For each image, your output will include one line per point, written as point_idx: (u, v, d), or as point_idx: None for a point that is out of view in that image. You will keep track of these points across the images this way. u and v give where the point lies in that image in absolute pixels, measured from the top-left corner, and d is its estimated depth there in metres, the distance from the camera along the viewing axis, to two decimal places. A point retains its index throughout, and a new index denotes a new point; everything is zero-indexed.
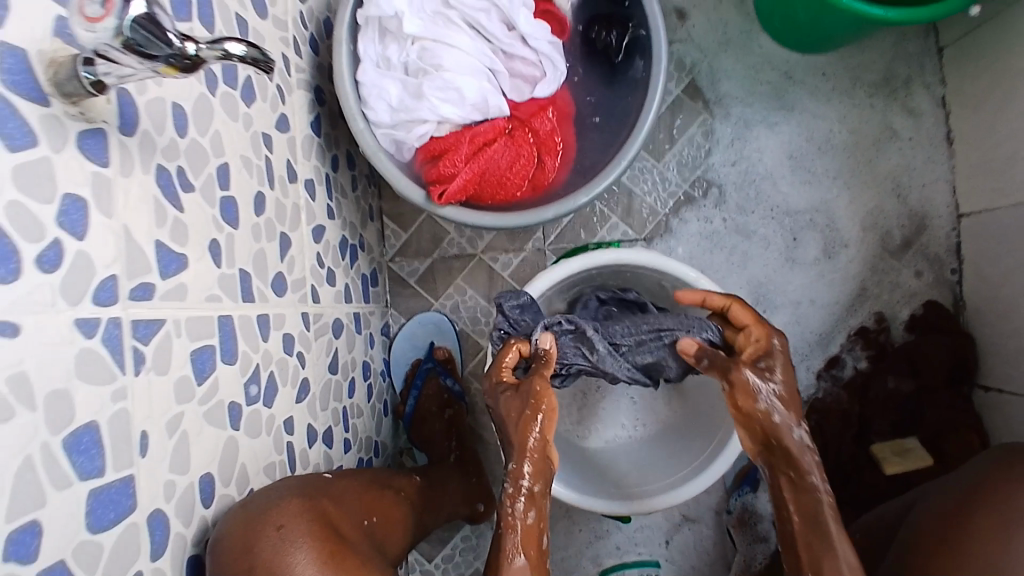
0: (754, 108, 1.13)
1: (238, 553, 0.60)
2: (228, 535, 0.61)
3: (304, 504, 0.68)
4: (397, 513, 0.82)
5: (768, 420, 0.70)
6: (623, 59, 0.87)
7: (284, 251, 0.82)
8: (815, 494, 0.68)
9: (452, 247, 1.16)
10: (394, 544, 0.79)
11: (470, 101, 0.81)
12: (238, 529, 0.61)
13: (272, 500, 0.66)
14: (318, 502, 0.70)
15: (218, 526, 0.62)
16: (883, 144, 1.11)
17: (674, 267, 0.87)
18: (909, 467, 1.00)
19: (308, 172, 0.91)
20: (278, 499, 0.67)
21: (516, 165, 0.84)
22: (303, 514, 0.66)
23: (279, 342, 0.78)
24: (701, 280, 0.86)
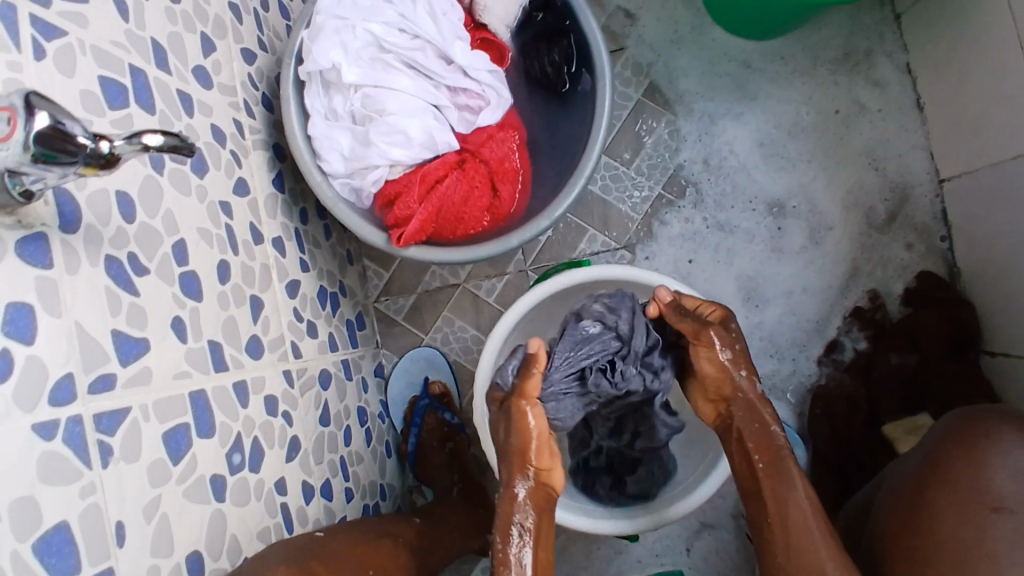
0: (716, 102, 1.12)
1: None
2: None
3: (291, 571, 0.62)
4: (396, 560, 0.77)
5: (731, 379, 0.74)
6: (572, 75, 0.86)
7: (257, 314, 0.82)
8: (794, 487, 0.70)
9: (435, 279, 1.17)
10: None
11: (417, 140, 0.81)
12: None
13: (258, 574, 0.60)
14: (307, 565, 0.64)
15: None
16: (853, 119, 1.09)
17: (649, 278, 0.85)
18: None
19: (274, 230, 0.92)
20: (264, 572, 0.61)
21: (471, 197, 0.83)
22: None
23: (260, 407, 0.79)
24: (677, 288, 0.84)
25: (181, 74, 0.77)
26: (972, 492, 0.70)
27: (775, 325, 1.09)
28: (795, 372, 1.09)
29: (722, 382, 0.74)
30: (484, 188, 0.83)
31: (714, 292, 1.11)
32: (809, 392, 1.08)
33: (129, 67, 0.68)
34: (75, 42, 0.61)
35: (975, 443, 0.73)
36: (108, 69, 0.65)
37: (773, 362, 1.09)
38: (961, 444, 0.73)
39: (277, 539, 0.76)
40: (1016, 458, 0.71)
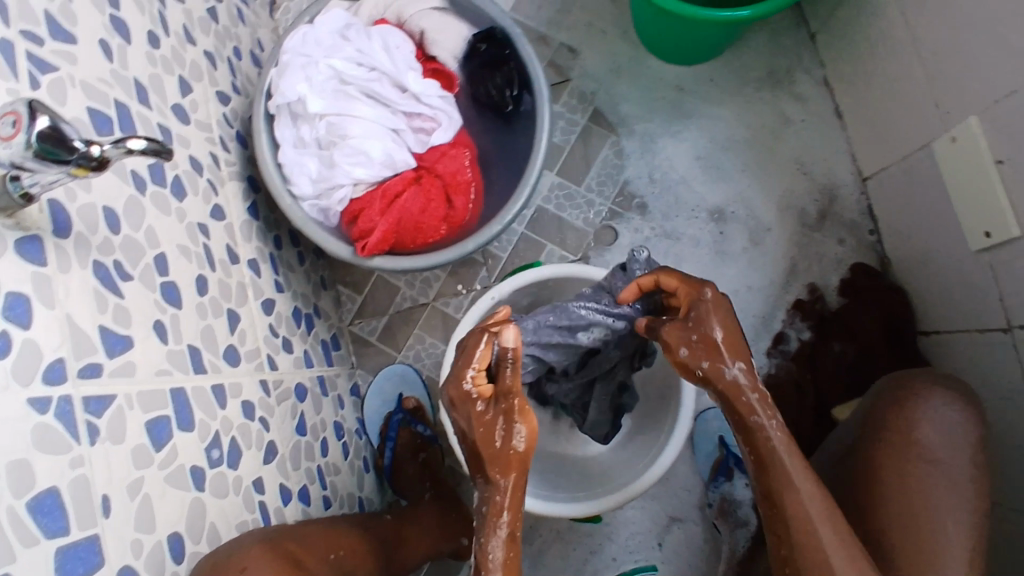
0: (655, 122, 1.22)
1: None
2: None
3: (266, 547, 0.68)
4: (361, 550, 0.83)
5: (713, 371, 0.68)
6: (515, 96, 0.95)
7: (233, 325, 0.89)
8: (762, 428, 0.69)
9: (406, 300, 1.23)
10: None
11: (377, 159, 0.90)
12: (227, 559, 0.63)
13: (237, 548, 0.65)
14: (279, 542, 0.70)
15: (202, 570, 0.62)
16: (780, 130, 1.20)
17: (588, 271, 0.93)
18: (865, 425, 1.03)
19: (249, 253, 0.99)
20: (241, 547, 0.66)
21: (429, 208, 0.91)
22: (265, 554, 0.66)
23: (238, 409, 0.84)
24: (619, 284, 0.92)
25: (161, 110, 0.86)
26: (906, 450, 0.76)
27: None
28: None
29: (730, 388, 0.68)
30: (441, 199, 0.91)
31: None
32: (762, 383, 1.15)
33: (114, 100, 0.77)
34: (65, 76, 0.69)
35: (905, 404, 0.78)
36: (96, 101, 0.73)
37: None
38: (888, 408, 0.80)
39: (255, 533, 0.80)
40: (940, 413, 0.77)
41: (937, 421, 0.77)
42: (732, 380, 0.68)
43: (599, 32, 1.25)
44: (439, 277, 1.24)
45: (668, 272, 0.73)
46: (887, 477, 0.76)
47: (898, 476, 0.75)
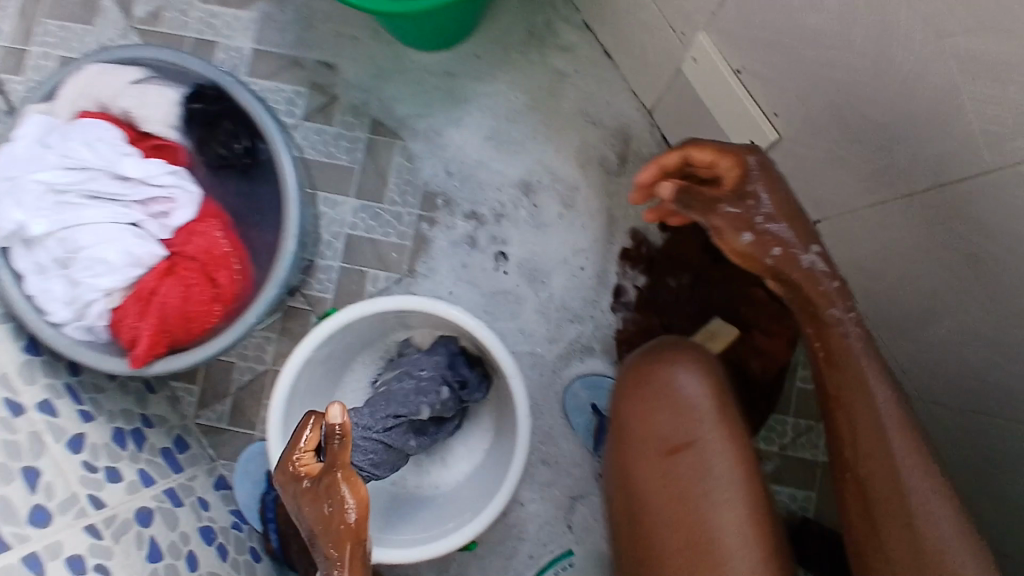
0: (434, 115, 1.18)
1: None
2: None
3: None
4: None
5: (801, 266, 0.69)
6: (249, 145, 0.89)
7: (35, 483, 0.82)
8: (839, 324, 0.69)
9: (246, 372, 1.17)
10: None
11: (119, 262, 0.83)
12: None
13: None
14: None
15: None
16: (557, 86, 1.17)
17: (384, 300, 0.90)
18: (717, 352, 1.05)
19: (38, 395, 0.91)
20: None
21: (192, 293, 0.84)
22: None
23: (63, 568, 0.78)
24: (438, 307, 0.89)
25: None
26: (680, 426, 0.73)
27: (563, 292, 1.15)
28: (598, 327, 1.15)
29: (811, 282, 0.69)
30: (203, 279, 0.85)
31: (500, 284, 1.16)
32: (615, 339, 1.14)
33: None
34: None
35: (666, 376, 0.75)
36: None
37: (575, 325, 1.15)
38: (661, 405, 0.75)
39: None
40: (689, 379, 0.74)
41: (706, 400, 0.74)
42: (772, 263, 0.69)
43: (351, 40, 1.19)
44: (272, 339, 1.17)
45: (696, 146, 0.70)
46: (657, 507, 0.73)
47: (685, 484, 0.72)
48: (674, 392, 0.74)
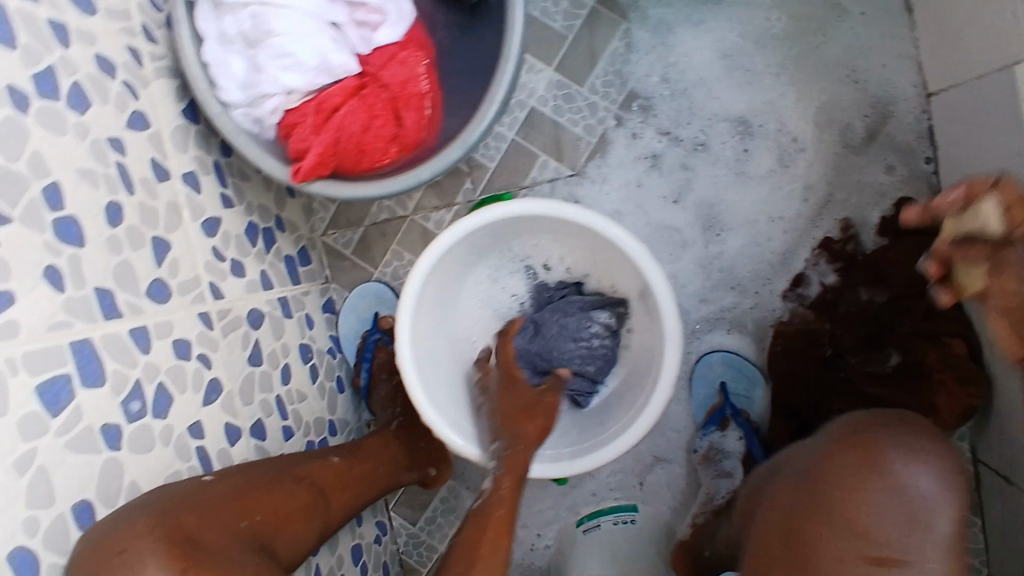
0: (676, 8, 1.00)
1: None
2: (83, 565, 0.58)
3: (154, 521, 0.62)
4: (302, 509, 0.77)
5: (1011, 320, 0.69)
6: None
7: (161, 256, 0.79)
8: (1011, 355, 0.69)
9: (383, 211, 1.12)
10: (290, 547, 0.74)
11: (310, 64, 0.74)
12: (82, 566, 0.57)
13: (120, 525, 0.60)
14: (174, 513, 0.63)
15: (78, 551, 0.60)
16: (830, 25, 0.97)
17: (549, 207, 0.83)
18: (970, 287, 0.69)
19: (185, 165, 0.86)
20: (125, 523, 0.61)
21: (373, 126, 0.76)
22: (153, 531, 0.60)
23: (168, 351, 0.78)
24: (605, 225, 0.82)
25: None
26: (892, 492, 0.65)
27: (737, 257, 1.02)
28: (759, 306, 1.03)
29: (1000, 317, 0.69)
30: (387, 115, 0.77)
31: (672, 223, 1.03)
32: (772, 328, 1.03)
33: None
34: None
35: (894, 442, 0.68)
36: None
37: (735, 295, 1.03)
38: (880, 496, 0.65)
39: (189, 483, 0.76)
40: (926, 472, 0.65)
41: (945, 504, 0.64)
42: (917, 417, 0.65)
43: None
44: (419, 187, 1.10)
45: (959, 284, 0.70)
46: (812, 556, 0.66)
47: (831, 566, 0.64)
48: (902, 481, 0.65)
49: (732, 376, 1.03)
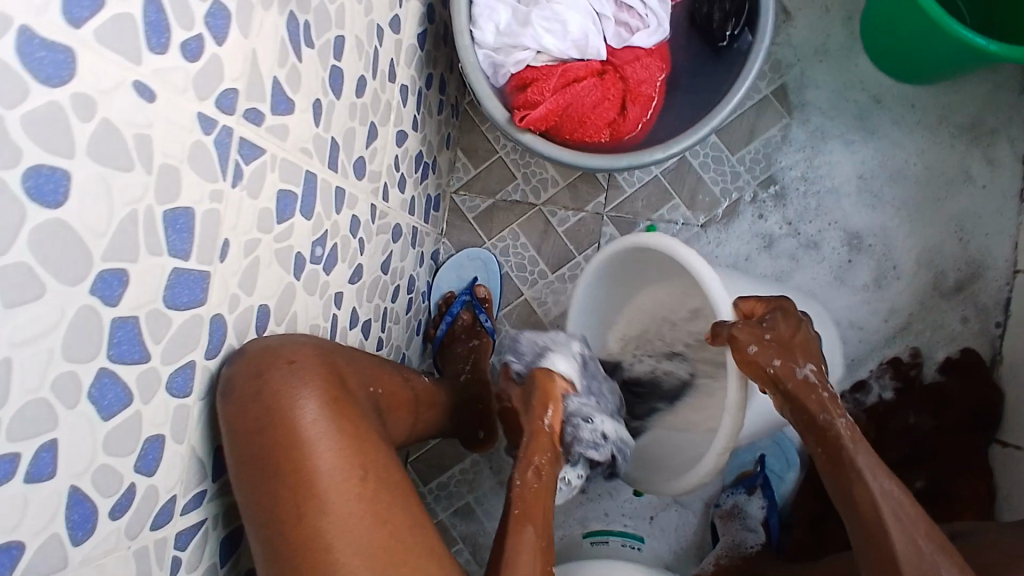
0: (835, 122, 1.16)
1: (253, 377, 0.60)
2: (245, 358, 0.61)
3: (315, 351, 0.67)
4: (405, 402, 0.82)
5: (801, 378, 0.81)
6: (726, 44, 0.88)
7: (370, 140, 0.86)
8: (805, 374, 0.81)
9: (516, 192, 1.21)
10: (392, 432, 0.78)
11: (572, 36, 0.85)
12: (251, 356, 0.60)
13: (287, 338, 0.65)
14: (331, 355, 0.69)
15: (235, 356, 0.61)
16: (954, 186, 1.13)
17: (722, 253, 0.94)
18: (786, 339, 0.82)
19: (405, 78, 0.95)
20: (294, 339, 0.66)
21: (600, 106, 0.87)
22: (316, 359, 0.66)
23: (347, 221, 0.83)
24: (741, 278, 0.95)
25: None
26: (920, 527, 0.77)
27: None
28: None
29: (806, 387, 0.81)
30: (615, 102, 0.87)
31: None
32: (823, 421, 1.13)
33: None
34: None
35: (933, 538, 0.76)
36: None
37: None
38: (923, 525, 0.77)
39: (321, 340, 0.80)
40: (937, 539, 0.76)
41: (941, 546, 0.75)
42: (800, 378, 0.81)
43: (822, 5, 1.18)
44: (556, 184, 1.20)
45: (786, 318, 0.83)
46: (858, 528, 0.79)
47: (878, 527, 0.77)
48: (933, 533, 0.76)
49: (773, 452, 1.13)
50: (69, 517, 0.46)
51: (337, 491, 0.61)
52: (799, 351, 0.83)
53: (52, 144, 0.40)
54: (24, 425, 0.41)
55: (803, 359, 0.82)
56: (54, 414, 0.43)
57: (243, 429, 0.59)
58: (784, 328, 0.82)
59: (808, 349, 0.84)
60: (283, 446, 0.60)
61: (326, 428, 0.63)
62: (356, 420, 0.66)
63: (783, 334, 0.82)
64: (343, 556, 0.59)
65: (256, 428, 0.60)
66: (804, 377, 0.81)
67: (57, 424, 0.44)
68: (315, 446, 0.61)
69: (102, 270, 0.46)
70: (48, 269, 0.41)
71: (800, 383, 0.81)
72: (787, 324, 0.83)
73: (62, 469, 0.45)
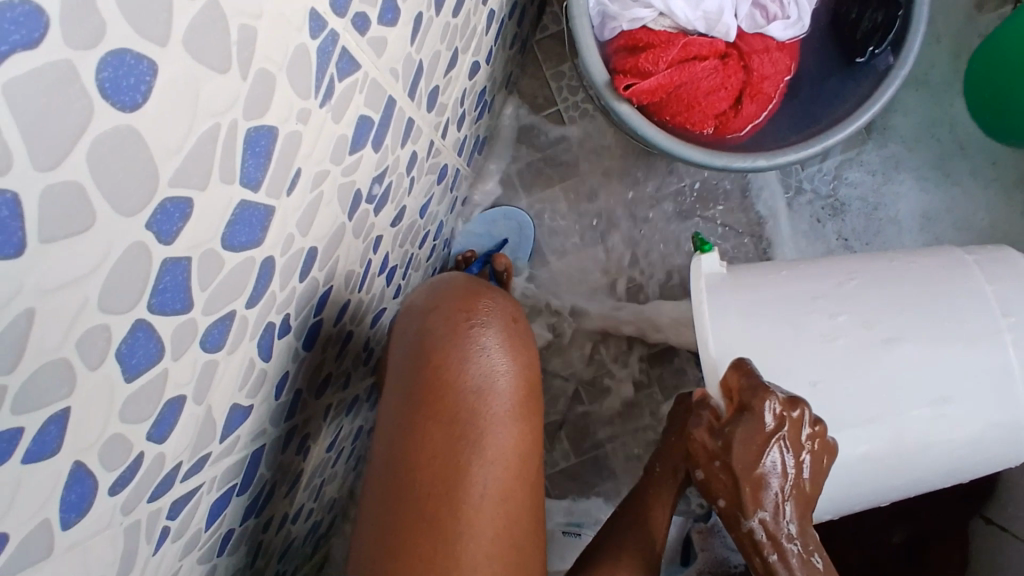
0: (916, 156, 1.22)
1: (460, 321, 0.63)
2: (457, 305, 0.65)
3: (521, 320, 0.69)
4: None
5: (748, 528, 0.74)
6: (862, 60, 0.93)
7: (450, 68, 0.74)
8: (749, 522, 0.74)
9: (566, 153, 1.20)
10: None
11: (703, 8, 0.87)
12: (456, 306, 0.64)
13: (498, 298, 0.68)
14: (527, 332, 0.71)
15: (449, 301, 0.65)
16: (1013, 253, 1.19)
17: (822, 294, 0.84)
18: (736, 478, 0.74)
19: (496, 2, 0.82)
20: (503, 300, 0.69)
21: (714, 93, 0.89)
22: (522, 328, 0.68)
23: (406, 158, 0.72)
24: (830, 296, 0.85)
25: None
26: None
27: None
28: None
29: (748, 537, 0.75)
30: (728, 92, 0.90)
31: None
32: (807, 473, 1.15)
33: None
34: None
35: None
36: None
37: None
38: None
39: (350, 285, 0.70)
40: None
41: None
42: (744, 528, 0.75)
43: (934, 35, 1.23)
44: (611, 155, 1.20)
45: (744, 449, 0.73)
46: None
47: None
48: None
49: None
50: (64, 498, 0.36)
51: (495, 463, 0.60)
52: (755, 498, 0.74)
53: (145, 22, 0.29)
54: (35, 393, 0.31)
55: (757, 507, 0.74)
56: (73, 377, 0.33)
57: (442, 380, 0.61)
58: (737, 462, 0.74)
59: (770, 490, 0.73)
60: (467, 410, 0.60)
61: (513, 396, 0.63)
62: (535, 418, 0.65)
63: (734, 472, 0.74)
64: (474, 536, 0.59)
65: (450, 385, 0.61)
66: (751, 529, 0.74)
67: (74, 390, 0.33)
68: (493, 422, 0.61)
69: (166, 198, 0.34)
70: (102, 189, 0.30)
71: (744, 530, 0.75)
72: (746, 461, 0.73)
73: (68, 442, 0.34)
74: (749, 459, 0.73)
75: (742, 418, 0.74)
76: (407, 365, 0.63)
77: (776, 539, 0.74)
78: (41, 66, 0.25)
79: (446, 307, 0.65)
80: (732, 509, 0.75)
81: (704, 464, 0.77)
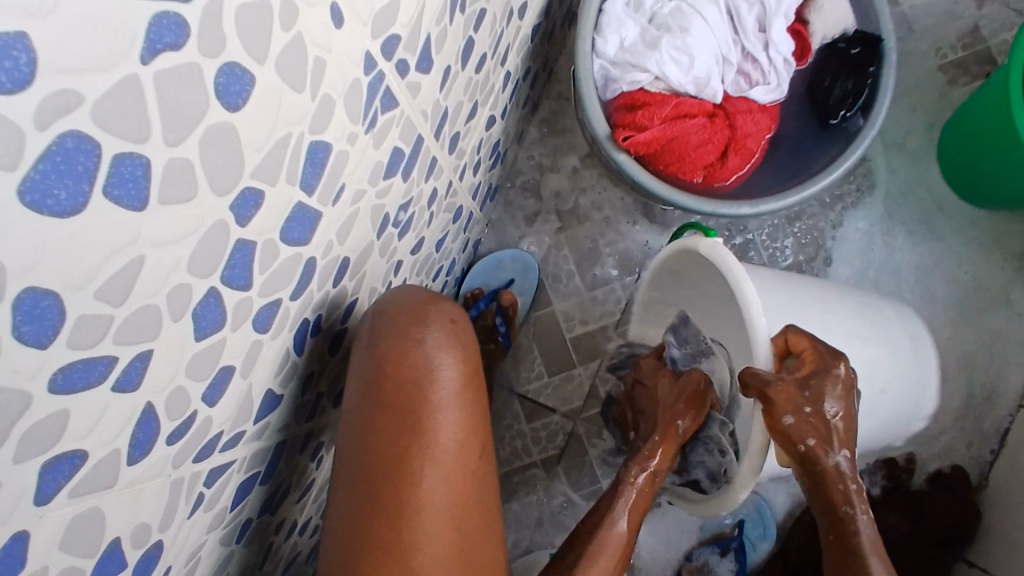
0: (899, 214, 1.33)
1: (403, 322, 0.69)
2: (402, 308, 0.71)
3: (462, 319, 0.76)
4: None
5: (833, 464, 0.79)
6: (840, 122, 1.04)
7: (471, 116, 0.84)
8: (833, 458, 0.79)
9: (571, 203, 1.30)
10: None
11: (694, 72, 0.99)
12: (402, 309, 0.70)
13: (440, 300, 0.75)
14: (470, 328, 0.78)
15: (393, 303, 0.71)
16: (992, 306, 1.30)
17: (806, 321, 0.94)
18: (825, 416, 0.78)
19: (512, 64, 0.93)
20: (446, 302, 0.75)
21: (703, 146, 1.00)
22: (463, 326, 0.74)
23: (428, 193, 0.81)
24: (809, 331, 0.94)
25: None
26: None
27: None
28: None
29: (831, 474, 0.80)
30: (716, 146, 1.01)
31: None
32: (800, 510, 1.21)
33: None
34: None
35: None
36: None
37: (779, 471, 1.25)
38: None
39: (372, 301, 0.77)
40: None
41: None
42: (830, 463, 0.79)
43: (910, 106, 1.36)
44: (613, 205, 1.30)
45: (832, 389, 0.79)
46: None
47: None
48: None
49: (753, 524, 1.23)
50: (135, 435, 0.43)
51: (441, 447, 0.67)
52: (840, 435, 0.80)
53: (250, 42, 0.37)
54: (132, 331, 0.38)
55: (842, 444, 0.80)
56: (159, 323, 0.40)
57: (389, 375, 0.67)
58: (828, 403, 0.79)
59: (848, 428, 0.80)
60: (411, 402, 0.67)
61: (454, 387, 0.69)
62: (477, 404, 0.72)
63: (824, 413, 0.78)
64: (426, 511, 0.66)
65: (397, 377, 0.67)
66: (835, 463, 0.80)
67: (158, 335, 0.41)
68: (437, 411, 0.67)
69: (246, 187, 0.43)
70: (202, 167, 0.38)
71: (829, 467, 0.79)
72: (835, 399, 0.79)
73: (145, 383, 0.41)
74: (834, 399, 0.79)
75: (828, 363, 0.80)
76: (358, 362, 0.69)
77: (848, 477, 0.81)
78: (180, 64, 0.33)
79: (391, 309, 0.70)
80: (821, 449, 0.79)
81: (791, 408, 0.78)
